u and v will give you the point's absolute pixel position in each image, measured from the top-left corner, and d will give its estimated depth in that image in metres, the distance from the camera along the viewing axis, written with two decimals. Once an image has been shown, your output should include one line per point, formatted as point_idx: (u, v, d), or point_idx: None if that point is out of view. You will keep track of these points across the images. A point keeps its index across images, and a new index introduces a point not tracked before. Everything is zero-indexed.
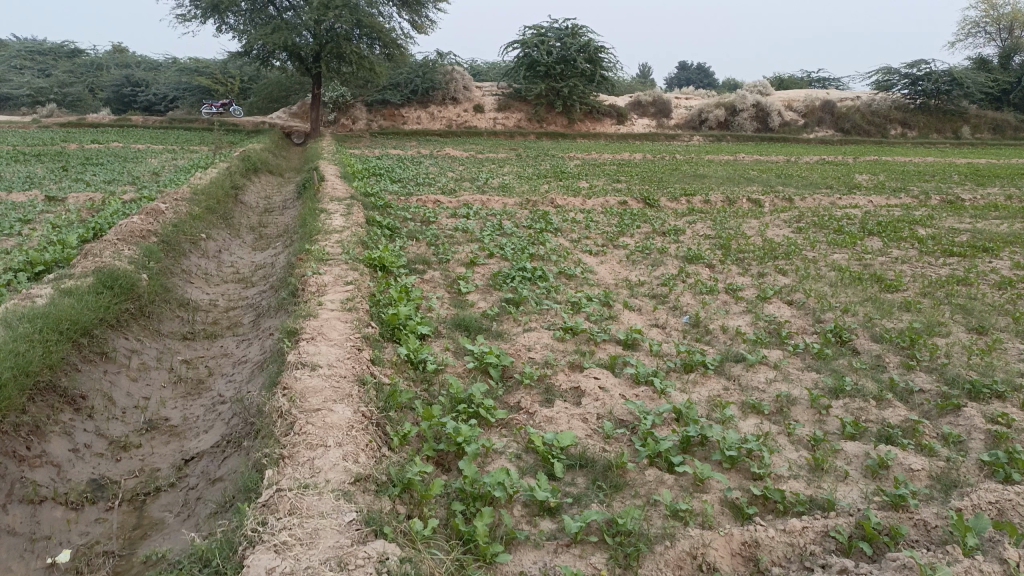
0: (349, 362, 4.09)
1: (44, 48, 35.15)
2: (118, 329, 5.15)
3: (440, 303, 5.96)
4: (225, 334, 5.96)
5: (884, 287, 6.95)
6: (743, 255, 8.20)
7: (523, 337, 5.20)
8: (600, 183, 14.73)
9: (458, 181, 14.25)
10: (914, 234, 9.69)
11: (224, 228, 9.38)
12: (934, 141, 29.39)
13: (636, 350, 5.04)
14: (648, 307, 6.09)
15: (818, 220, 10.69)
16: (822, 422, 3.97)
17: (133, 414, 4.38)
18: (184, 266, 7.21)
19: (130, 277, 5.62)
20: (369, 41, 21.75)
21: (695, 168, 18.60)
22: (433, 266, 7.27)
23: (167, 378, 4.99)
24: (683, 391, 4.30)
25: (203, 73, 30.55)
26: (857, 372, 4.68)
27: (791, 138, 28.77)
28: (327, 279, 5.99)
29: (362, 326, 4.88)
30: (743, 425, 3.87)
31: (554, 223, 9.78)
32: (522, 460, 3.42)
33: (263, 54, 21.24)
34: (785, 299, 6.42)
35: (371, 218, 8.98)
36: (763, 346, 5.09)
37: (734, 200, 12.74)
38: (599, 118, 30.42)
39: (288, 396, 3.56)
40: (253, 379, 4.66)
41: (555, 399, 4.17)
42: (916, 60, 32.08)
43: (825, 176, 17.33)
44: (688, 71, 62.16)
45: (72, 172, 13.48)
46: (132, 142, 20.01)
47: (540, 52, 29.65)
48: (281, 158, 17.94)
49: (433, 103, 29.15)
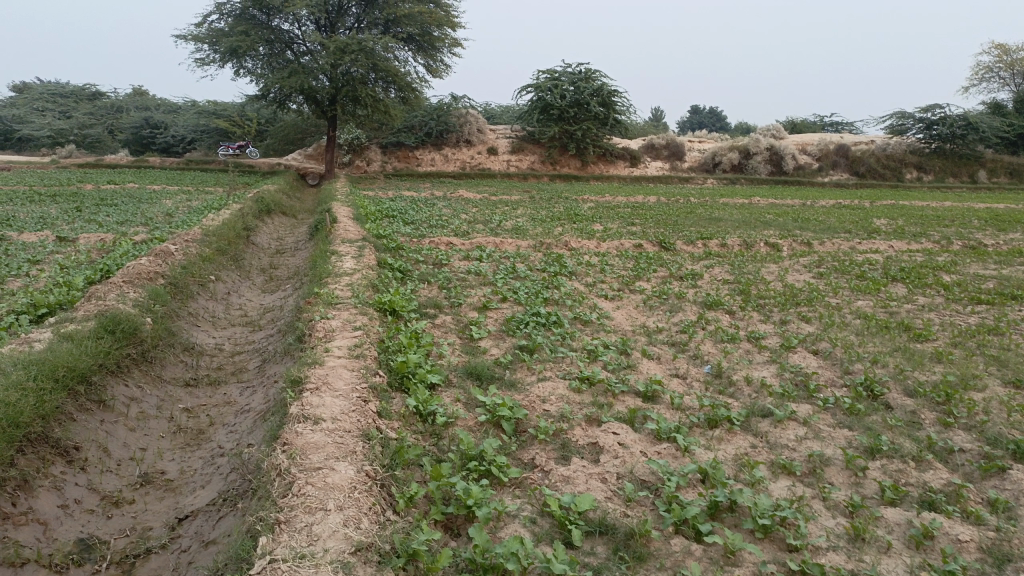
0: (355, 414, 3.88)
1: (66, 91, 35.74)
2: (118, 375, 4.97)
3: (452, 350, 5.75)
4: (229, 380, 5.77)
5: (913, 336, 6.70)
6: (764, 301, 7.97)
7: (537, 387, 4.97)
8: (615, 226, 14.61)
9: (471, 223, 14.16)
10: (938, 280, 9.44)
11: (234, 270, 9.27)
12: (950, 184, 29.17)
13: (656, 403, 4.80)
14: (667, 355, 5.86)
15: (839, 265, 10.46)
16: (858, 484, 3.71)
17: (127, 467, 4.16)
18: (191, 309, 7.06)
19: (134, 321, 5.46)
20: (384, 85, 21.94)
21: (710, 211, 18.46)
22: (445, 310, 7.08)
23: (167, 428, 4.79)
24: (708, 449, 4.04)
25: (221, 116, 30.92)
26: (892, 430, 4.41)
27: (806, 182, 28.67)
28: (335, 324, 5.80)
29: (369, 374, 4.67)
30: (774, 488, 3.61)
31: (569, 266, 9.61)
32: (537, 525, 3.17)
33: (280, 97, 21.47)
34: (810, 348, 6.18)
35: (382, 260, 8.82)
36: (790, 400, 4.84)
37: (751, 243, 12.55)
38: (613, 161, 30.49)
39: (288, 452, 3.35)
40: (254, 430, 4.45)
41: (571, 456, 3.93)
42: (930, 105, 32.09)
43: (843, 220, 17.12)
44: (701, 115, 62.60)
45: (86, 212, 13.47)
46: (147, 183, 20.14)
47: (554, 95, 29.83)
48: (296, 200, 17.98)
49: (447, 145, 29.32)
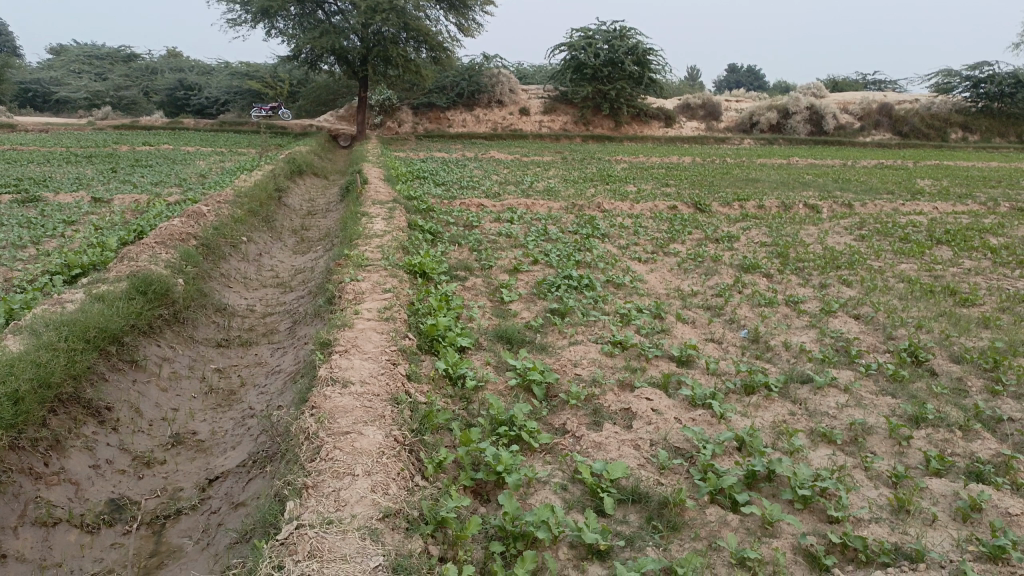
0: (383, 378, 3.82)
1: (102, 53, 35.96)
2: (150, 336, 4.98)
3: (482, 313, 5.67)
4: (260, 341, 5.77)
5: (959, 300, 6.45)
6: (803, 264, 7.76)
7: (569, 351, 4.88)
8: (649, 187, 14.35)
9: (502, 184, 14.00)
10: (986, 243, 9.10)
11: (266, 231, 9.27)
12: (997, 144, 28.17)
13: (691, 368, 4.68)
14: (702, 319, 5.72)
15: (881, 228, 10.15)
16: (902, 454, 3.57)
17: (159, 428, 4.18)
18: (223, 270, 7.06)
19: (165, 282, 5.46)
20: (415, 44, 21.63)
21: (747, 172, 18.05)
22: (475, 272, 6.99)
23: (198, 388, 4.80)
24: (745, 416, 3.93)
25: (253, 77, 30.90)
26: (938, 398, 4.25)
27: (846, 142, 27.89)
28: (365, 286, 5.75)
29: (399, 337, 4.62)
30: (815, 458, 3.49)
31: (601, 227, 9.43)
32: (567, 493, 3.10)
33: (312, 58, 21.32)
34: (851, 313, 5.99)
35: (413, 222, 8.74)
36: (831, 366, 4.68)
37: (789, 205, 12.23)
38: (647, 121, 29.94)
39: (316, 416, 3.31)
40: (284, 392, 4.43)
41: (603, 422, 3.83)
42: (979, 62, 30.89)
43: (884, 181, 16.63)
44: (738, 74, 61.12)
45: (121, 174, 13.57)
46: (181, 145, 20.24)
47: (588, 54, 29.24)
48: (327, 161, 17.92)
49: (479, 106, 29.00)
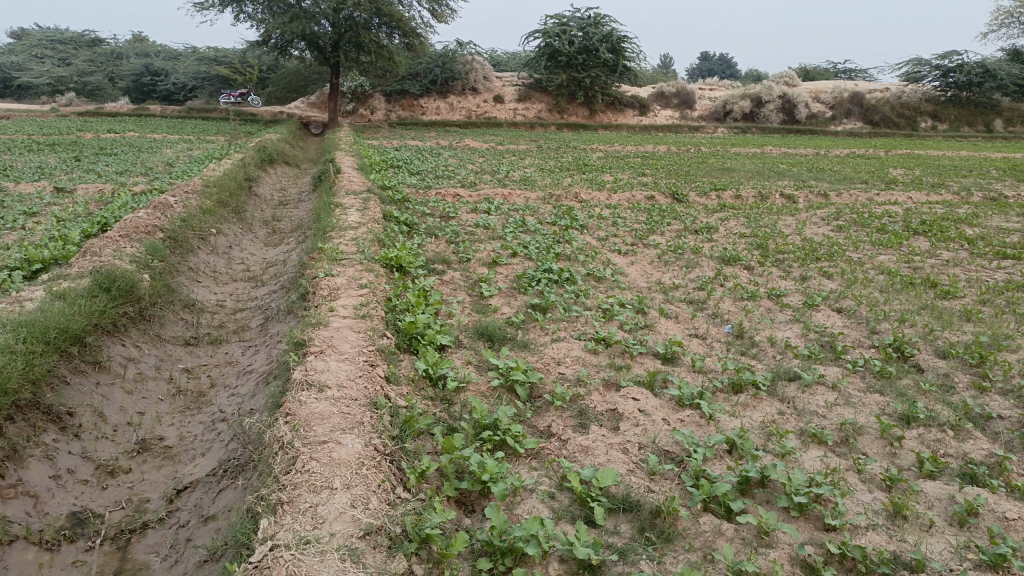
0: (361, 381, 3.66)
1: (65, 37, 35.00)
2: (114, 335, 4.76)
3: (461, 309, 5.53)
4: (230, 339, 5.56)
5: (940, 293, 6.43)
6: (783, 256, 7.70)
7: (551, 348, 4.76)
8: (625, 176, 14.25)
9: (478, 174, 13.83)
10: (962, 233, 9.11)
11: (236, 222, 9.01)
12: (966, 133, 28.48)
13: (676, 365, 4.58)
14: (685, 314, 5.62)
15: (858, 218, 10.15)
16: (894, 455, 3.50)
17: (124, 433, 3.98)
18: (191, 264, 6.82)
19: (130, 278, 5.23)
20: (388, 30, 21.31)
21: (722, 161, 18.04)
22: (453, 265, 6.84)
23: (166, 390, 4.60)
24: (733, 416, 3.83)
25: (222, 63, 30.29)
26: (927, 395, 4.19)
27: (819, 131, 28.05)
28: (340, 281, 5.57)
29: (377, 336, 4.45)
30: (807, 460, 3.40)
31: (579, 219, 9.31)
32: (556, 502, 2.99)
33: (281, 44, 20.88)
34: (833, 307, 5.93)
35: (388, 213, 8.55)
36: (818, 362, 4.61)
37: (766, 195, 12.19)
38: (621, 110, 29.83)
39: (291, 424, 3.14)
40: (257, 394, 4.25)
41: (589, 424, 3.72)
42: (948, 51, 31.20)
43: (858, 170, 16.70)
44: (710, 62, 61.32)
45: (85, 162, 13.18)
46: (148, 132, 19.72)
47: (562, 41, 29.06)
48: (298, 149, 17.59)
49: (453, 93, 28.70)
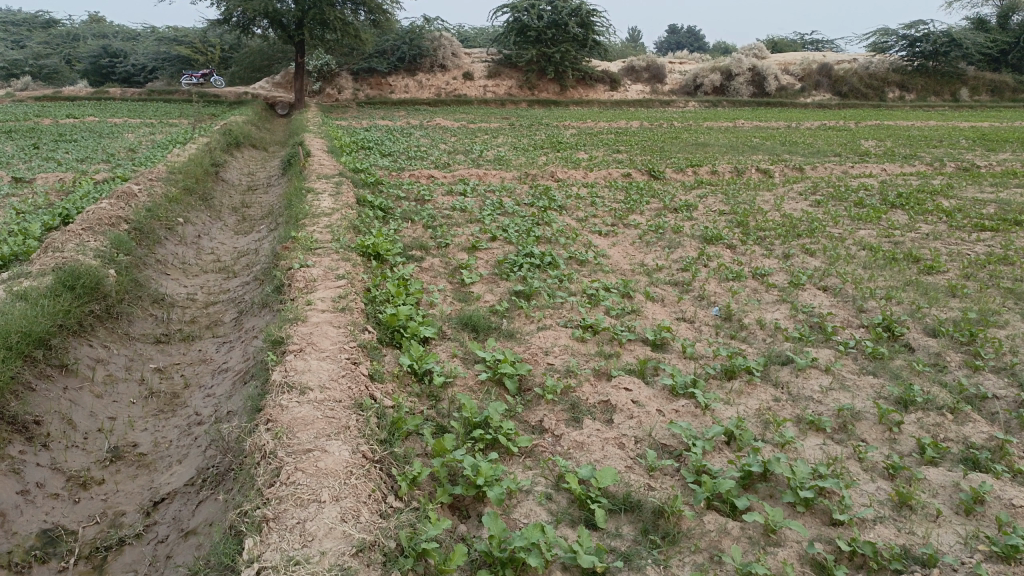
0: (344, 382, 3.50)
1: (18, 19, 33.83)
2: (80, 336, 4.54)
3: (443, 297, 5.37)
4: (203, 335, 5.35)
5: (923, 268, 6.39)
6: (764, 233, 7.63)
7: (538, 337, 4.64)
8: (600, 154, 14.10)
9: (451, 154, 13.60)
10: (939, 205, 9.12)
11: (204, 210, 8.72)
12: (933, 103, 28.68)
13: (666, 352, 4.48)
14: (671, 297, 5.52)
15: (835, 192, 10.12)
16: (893, 441, 3.45)
17: (95, 440, 3.79)
18: (159, 256, 6.57)
19: (95, 274, 5.00)
20: (353, 7, 20.88)
21: (696, 135, 17.96)
22: (431, 251, 6.67)
23: (137, 392, 4.39)
24: (729, 404, 3.73)
25: (183, 42, 29.47)
26: (920, 376, 4.15)
27: (788, 103, 28.06)
28: (317, 272, 5.38)
29: (358, 331, 4.28)
30: (807, 449, 3.33)
31: (557, 199, 9.16)
32: (554, 503, 2.87)
33: (244, 22, 20.32)
34: (819, 285, 5.86)
35: (362, 197, 8.33)
36: (809, 345, 4.53)
37: (742, 170, 12.13)
38: (592, 85, 29.59)
39: (272, 431, 2.98)
40: (234, 395, 4.07)
41: (582, 418, 3.60)
42: (914, 21, 31.34)
43: (830, 143, 16.71)
44: (678, 35, 61.13)
45: (43, 150, 12.74)
46: (108, 116, 19.12)
47: (531, 16, 28.68)
48: (265, 131, 17.17)
49: (421, 71, 28.25)
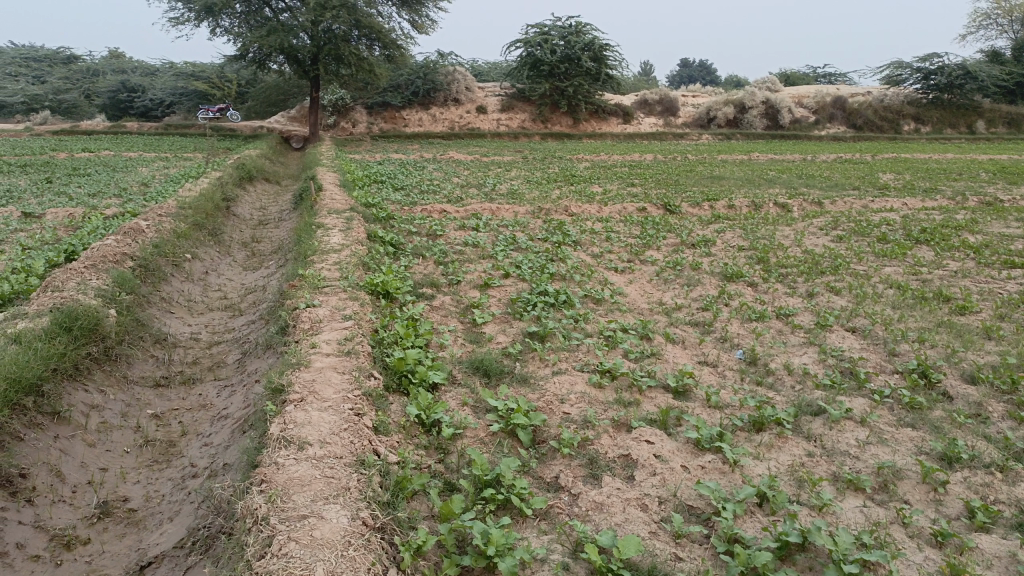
0: (345, 435, 3.28)
1: (39, 55, 34.38)
2: (75, 380, 4.35)
3: (453, 339, 5.17)
4: (204, 378, 5.15)
5: (955, 308, 6.12)
6: (786, 269, 7.40)
7: (553, 382, 4.41)
8: (614, 187, 13.95)
9: (464, 187, 13.48)
10: (965, 241, 8.86)
11: (213, 245, 8.59)
12: (949, 136, 28.45)
13: (688, 399, 4.24)
14: (692, 339, 5.28)
15: (856, 227, 9.89)
16: (938, 502, 3.19)
17: (84, 494, 3.57)
18: (163, 293, 6.42)
19: (94, 314, 4.82)
20: (368, 42, 20.99)
21: (710, 168, 17.81)
22: (442, 289, 6.48)
23: (132, 440, 4.18)
24: (759, 460, 3.48)
25: (200, 77, 29.78)
26: (962, 429, 3.88)
27: (802, 136, 27.96)
28: (323, 312, 5.19)
29: (363, 378, 4.08)
30: (846, 513, 3.07)
31: (572, 234, 8.97)
32: (572, 574, 2.62)
33: (259, 57, 20.46)
34: (847, 326, 5.60)
35: (372, 233, 8.17)
36: (841, 392, 4.27)
37: (760, 204, 11.93)
38: (605, 118, 29.60)
39: (266, 493, 2.76)
40: (232, 445, 3.86)
41: (601, 475, 3.35)
42: (928, 54, 31.25)
43: (848, 175, 16.50)
44: (690, 68, 61.58)
45: (57, 184, 12.71)
46: (123, 150, 19.19)
47: (544, 51, 28.82)
48: (279, 165, 17.19)
49: (435, 104, 28.38)
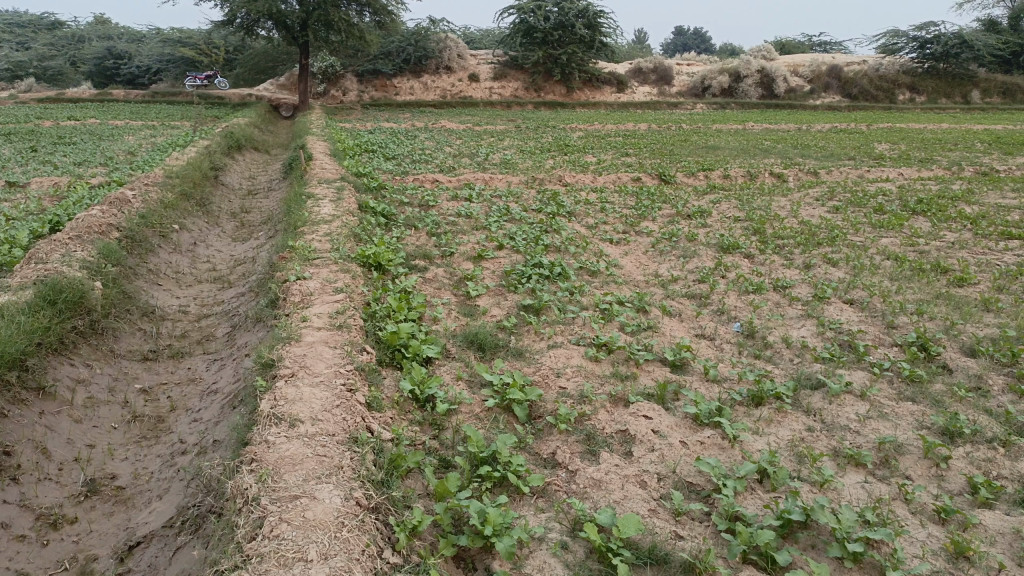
0: (338, 412, 3.20)
1: (22, 20, 33.63)
2: (61, 354, 4.25)
3: (447, 312, 5.08)
4: (194, 352, 5.05)
5: (953, 280, 6.06)
6: (782, 241, 7.32)
7: (549, 356, 4.34)
8: (608, 157, 13.79)
9: (457, 157, 13.31)
10: (961, 212, 8.79)
11: (202, 216, 8.44)
12: (944, 105, 28.28)
13: (686, 373, 4.18)
14: (689, 311, 5.21)
15: (853, 197, 9.80)
16: (940, 478, 3.15)
17: (71, 471, 3.49)
18: (151, 265, 6.29)
19: (79, 287, 4.71)
20: (358, 8, 20.60)
21: (705, 138, 17.64)
22: (435, 261, 6.38)
23: (120, 416, 4.09)
24: (759, 435, 3.43)
25: (187, 44, 29.24)
26: (962, 403, 3.84)
27: (798, 105, 27.74)
28: (314, 285, 5.09)
29: (356, 352, 3.99)
30: (847, 489, 3.02)
31: (566, 204, 8.86)
32: (570, 554, 2.57)
33: (247, 23, 20.07)
34: (845, 298, 5.54)
35: (364, 203, 8.04)
36: (841, 366, 4.22)
37: (755, 174, 11.80)
38: (599, 87, 29.26)
39: (257, 473, 2.69)
40: (221, 422, 3.79)
41: (599, 451, 3.29)
42: (925, 23, 30.95)
43: (843, 146, 16.38)
44: (684, 37, 61.01)
45: (42, 153, 12.47)
46: (110, 119, 18.86)
47: (537, 18, 28.40)
48: (268, 134, 16.91)
49: (427, 72, 27.98)
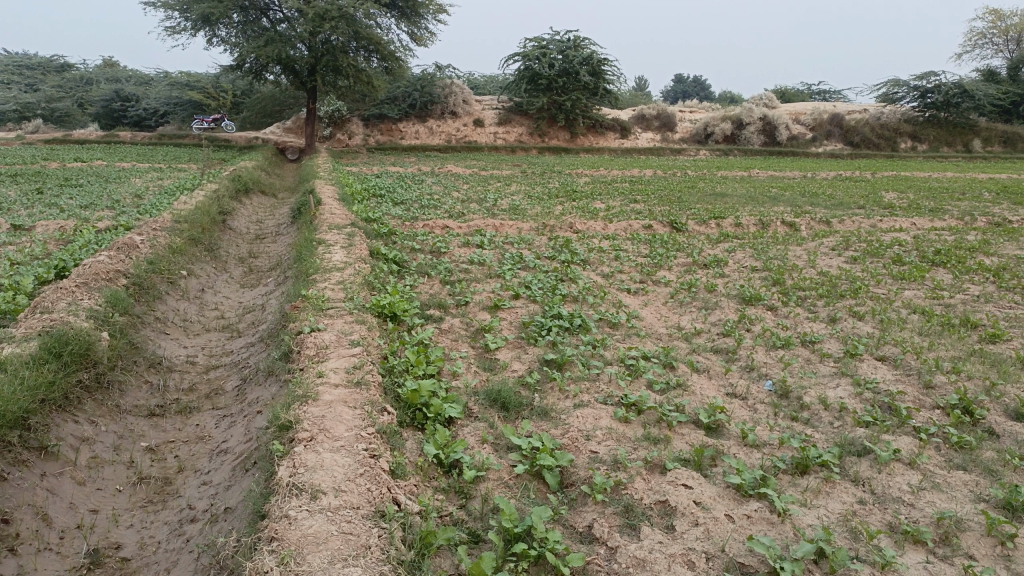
0: (362, 483, 3.00)
1: (33, 63, 34.03)
2: (65, 411, 4.04)
3: (466, 366, 4.89)
4: (202, 407, 4.85)
5: (985, 336, 5.87)
6: (804, 292, 7.17)
7: (576, 416, 4.13)
8: (617, 204, 13.70)
9: (465, 202, 13.22)
10: (982, 263, 8.63)
11: (209, 261, 8.29)
12: (945, 154, 28.43)
13: (721, 436, 3.97)
14: (718, 367, 5.02)
15: (869, 247, 9.68)
16: (1008, 558, 2.92)
17: (73, 540, 3.27)
18: (158, 313, 6.11)
19: (86, 339, 4.51)
20: (366, 54, 20.77)
21: (712, 184, 17.61)
22: (450, 310, 6.21)
23: (125, 477, 3.88)
24: (807, 508, 3.22)
25: (194, 87, 29.48)
26: (1017, 473, 3.62)
27: (800, 152, 27.86)
28: (328, 337, 4.91)
29: (375, 412, 3.79)
30: (911, 571, 2.80)
31: (580, 252, 8.71)
32: None
33: (256, 68, 20.21)
34: (877, 355, 5.34)
35: (375, 250, 7.89)
36: (883, 430, 4.02)
37: (767, 223, 11.67)
38: (602, 133, 29.45)
39: (278, 554, 2.48)
40: (233, 487, 3.59)
41: (639, 525, 3.07)
42: (925, 72, 31.25)
43: (851, 193, 16.34)
44: (683, 85, 62.04)
45: (47, 195, 12.36)
46: (116, 161, 18.85)
47: (542, 64, 28.67)
48: (274, 177, 16.87)
49: (432, 117, 28.18)
